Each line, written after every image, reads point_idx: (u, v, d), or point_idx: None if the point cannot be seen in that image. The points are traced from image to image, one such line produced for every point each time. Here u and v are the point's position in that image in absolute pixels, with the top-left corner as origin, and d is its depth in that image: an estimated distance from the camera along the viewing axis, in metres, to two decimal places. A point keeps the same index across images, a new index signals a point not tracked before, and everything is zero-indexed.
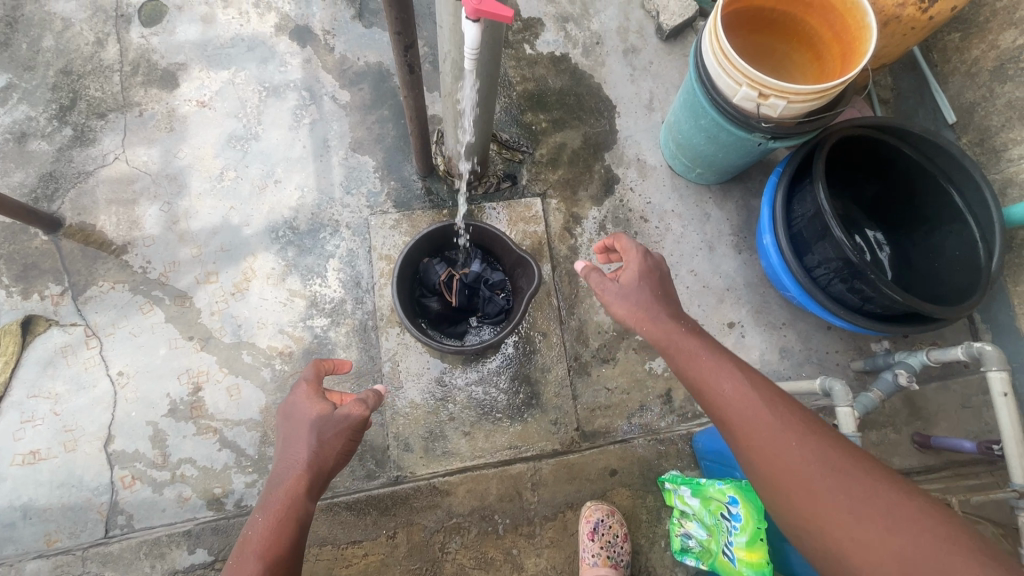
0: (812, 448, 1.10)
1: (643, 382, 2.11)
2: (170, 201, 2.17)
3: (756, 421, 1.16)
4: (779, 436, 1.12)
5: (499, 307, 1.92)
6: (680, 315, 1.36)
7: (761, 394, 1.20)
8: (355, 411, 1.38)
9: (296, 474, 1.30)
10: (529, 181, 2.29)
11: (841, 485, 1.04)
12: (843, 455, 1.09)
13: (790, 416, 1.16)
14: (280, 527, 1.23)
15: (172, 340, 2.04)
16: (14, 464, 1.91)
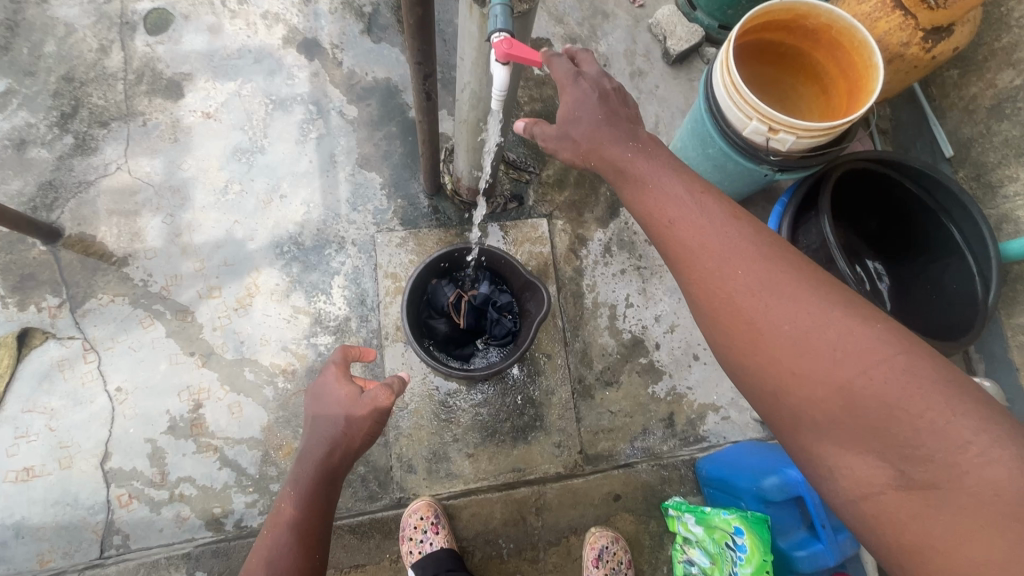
0: (766, 267, 1.01)
1: (646, 406, 2.13)
2: (173, 213, 2.14)
3: (702, 244, 1.07)
4: (729, 263, 1.04)
5: (506, 329, 1.91)
6: (625, 126, 1.22)
7: (713, 208, 1.10)
8: (383, 396, 1.44)
9: (325, 451, 1.38)
10: (536, 202, 2.29)
11: (798, 319, 0.95)
12: (796, 269, 1.00)
13: (743, 230, 1.06)
14: (313, 497, 1.34)
15: (173, 356, 2.01)
16: (7, 480, 1.86)
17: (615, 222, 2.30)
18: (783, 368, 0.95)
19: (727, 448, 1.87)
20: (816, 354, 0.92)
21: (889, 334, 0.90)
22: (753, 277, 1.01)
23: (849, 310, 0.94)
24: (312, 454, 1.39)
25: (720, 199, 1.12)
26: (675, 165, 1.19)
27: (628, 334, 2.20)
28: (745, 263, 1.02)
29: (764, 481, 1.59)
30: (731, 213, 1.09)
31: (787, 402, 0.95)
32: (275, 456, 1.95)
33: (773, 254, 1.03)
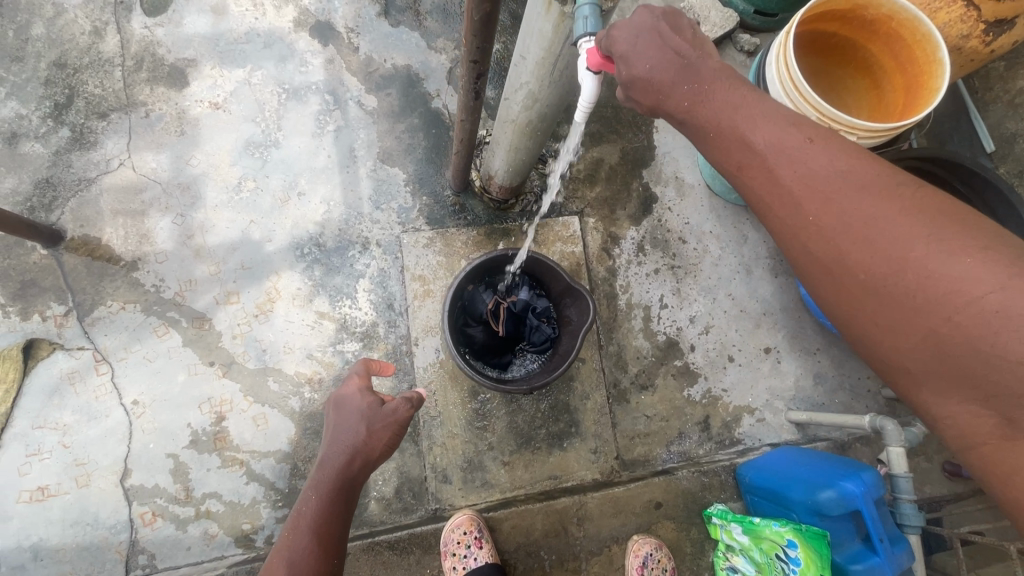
0: (843, 209, 0.91)
1: (682, 409, 2.08)
2: (183, 212, 2.00)
3: (780, 183, 0.97)
4: (802, 211, 0.95)
5: (545, 336, 1.85)
6: (689, 70, 0.98)
7: (783, 140, 0.96)
8: (404, 408, 1.38)
9: (344, 461, 1.31)
10: (566, 199, 2.19)
11: (877, 265, 0.89)
12: (878, 200, 0.90)
13: (817, 164, 0.94)
14: (331, 506, 1.28)
15: (191, 366, 1.90)
16: (20, 501, 1.76)
17: (649, 219, 2.22)
18: (867, 317, 0.93)
19: (768, 454, 1.88)
20: (899, 302, 0.88)
21: (987, 263, 0.81)
22: (830, 222, 0.93)
23: (939, 242, 0.85)
24: (330, 463, 1.31)
25: (789, 127, 0.97)
26: (736, 86, 1.00)
27: (663, 336, 2.14)
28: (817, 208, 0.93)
29: (819, 494, 1.56)
30: (802, 144, 0.96)
31: (874, 347, 0.94)
32: (304, 469, 1.87)
33: (850, 189, 0.92)
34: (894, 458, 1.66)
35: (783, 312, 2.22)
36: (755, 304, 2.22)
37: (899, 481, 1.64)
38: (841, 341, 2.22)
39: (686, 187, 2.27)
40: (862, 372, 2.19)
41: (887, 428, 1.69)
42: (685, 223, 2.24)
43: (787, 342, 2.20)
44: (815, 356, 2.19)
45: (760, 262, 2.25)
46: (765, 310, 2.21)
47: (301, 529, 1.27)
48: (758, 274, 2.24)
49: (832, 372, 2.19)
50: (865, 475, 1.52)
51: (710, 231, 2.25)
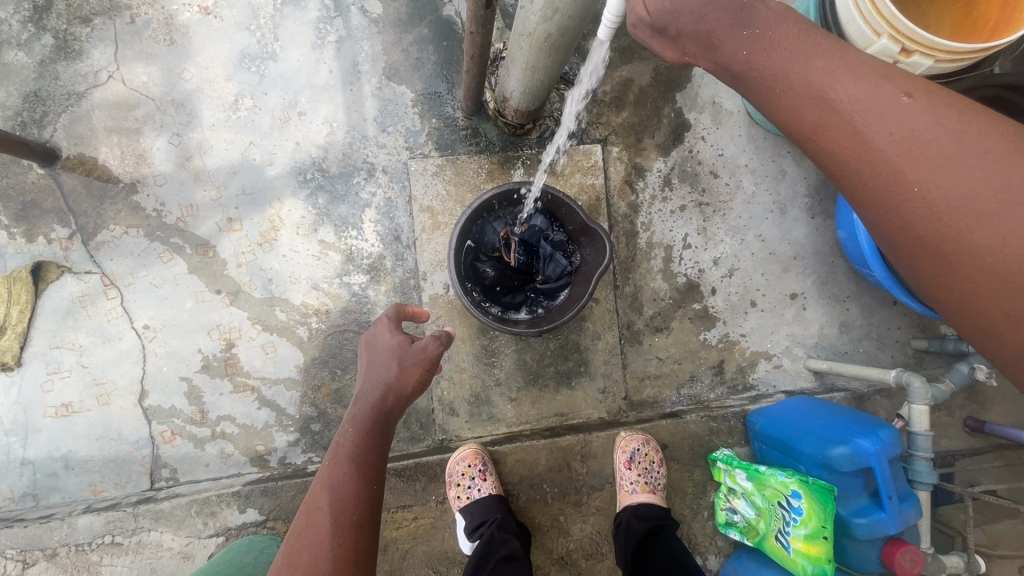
0: (952, 178, 0.80)
1: (696, 353, 2.02)
2: (180, 132, 1.90)
3: (880, 146, 0.84)
4: (904, 183, 0.83)
5: (563, 271, 1.76)
6: (742, 9, 0.90)
7: (869, 94, 0.85)
8: (433, 344, 1.36)
9: (380, 395, 1.29)
10: (588, 125, 2.00)
11: (998, 241, 0.78)
12: (998, 164, 0.79)
13: (917, 125, 0.83)
14: (371, 436, 1.25)
15: (198, 293, 1.89)
16: (47, 416, 1.84)
17: (678, 150, 2.03)
18: (984, 307, 0.81)
19: (782, 404, 1.84)
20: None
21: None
22: (940, 194, 0.81)
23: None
24: (366, 398, 1.29)
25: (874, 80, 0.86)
26: (800, 30, 0.91)
27: (683, 278, 2.02)
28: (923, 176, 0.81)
29: (831, 450, 1.50)
30: (897, 99, 0.84)
31: (988, 337, 0.83)
32: (314, 396, 1.90)
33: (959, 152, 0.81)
34: (915, 416, 1.60)
35: (815, 256, 2.07)
36: (786, 246, 2.06)
37: (916, 438, 1.59)
38: (873, 288, 2.08)
39: (723, 114, 2.05)
40: (892, 323, 2.07)
41: (913, 386, 1.59)
42: (717, 155, 2.04)
43: (816, 288, 2.06)
44: (844, 304, 2.07)
45: (796, 202, 2.07)
46: (797, 253, 2.06)
47: (340, 457, 1.23)
48: (793, 214, 2.07)
49: (859, 321, 2.07)
50: (882, 434, 1.46)
51: (745, 164, 2.05)
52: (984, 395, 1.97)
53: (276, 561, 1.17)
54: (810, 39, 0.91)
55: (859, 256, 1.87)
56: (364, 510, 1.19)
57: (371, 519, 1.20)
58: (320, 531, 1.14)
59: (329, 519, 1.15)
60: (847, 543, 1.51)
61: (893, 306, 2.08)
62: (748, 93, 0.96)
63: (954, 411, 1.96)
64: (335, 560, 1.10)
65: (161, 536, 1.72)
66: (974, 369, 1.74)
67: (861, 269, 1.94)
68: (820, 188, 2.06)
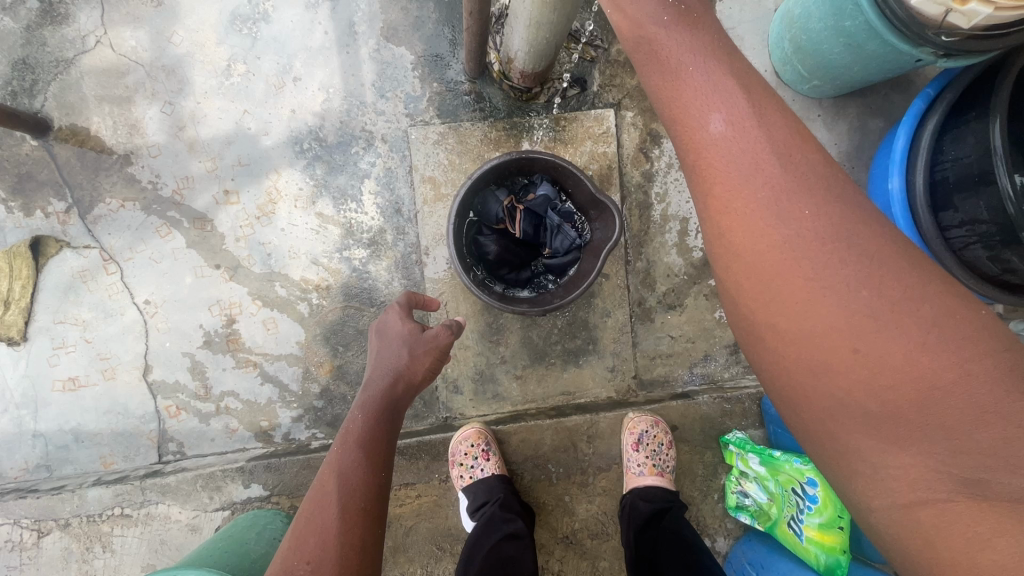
0: (831, 237, 0.80)
1: (710, 331, 1.92)
2: (171, 100, 1.83)
3: (772, 186, 0.83)
4: (789, 225, 0.81)
5: (572, 244, 1.66)
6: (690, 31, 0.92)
7: (771, 136, 0.85)
8: (444, 334, 1.34)
9: (389, 382, 1.27)
10: (600, 88, 1.87)
11: (866, 304, 0.76)
12: (893, 267, 0.78)
13: (807, 179, 0.83)
14: (381, 422, 1.23)
15: (197, 268, 1.85)
16: (55, 390, 1.86)
17: None
18: (840, 370, 0.76)
19: None
20: (887, 352, 0.74)
21: (1002, 382, 0.69)
22: (818, 245, 0.80)
23: (948, 335, 0.73)
24: (376, 384, 1.27)
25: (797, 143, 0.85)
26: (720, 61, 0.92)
27: (700, 253, 1.91)
28: (820, 250, 0.79)
29: None
30: (793, 153, 0.85)
31: (832, 405, 0.78)
32: (317, 372, 1.87)
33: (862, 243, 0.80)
34: None
35: None
36: None
37: None
38: None
39: None
40: None
41: None
42: None
43: None
44: None
45: None
46: None
47: (348, 443, 1.19)
48: None
49: None
50: None
51: None
52: None
53: (281, 546, 1.13)
54: (728, 72, 0.92)
55: None
56: (372, 498, 1.15)
57: (379, 506, 1.16)
58: (328, 516, 1.10)
59: (336, 504, 1.11)
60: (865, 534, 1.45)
61: None
62: (661, 102, 0.94)
63: None
64: (342, 545, 1.07)
65: (168, 509, 1.74)
66: None
67: None
68: (852, 155, 1.91)
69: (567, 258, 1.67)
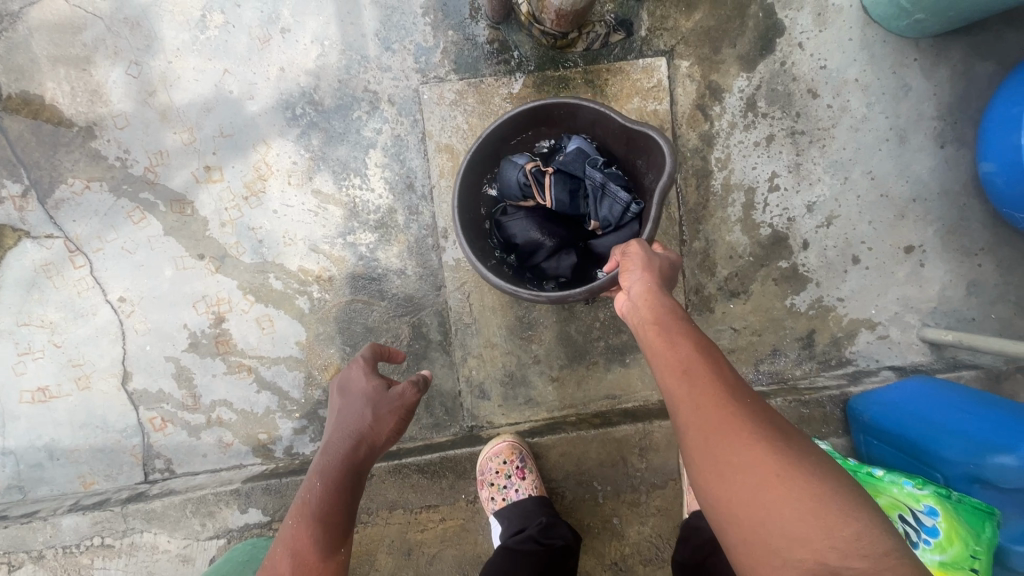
0: (693, 361, 0.84)
1: (780, 322, 1.63)
2: (138, 59, 1.54)
3: (663, 327, 0.91)
4: (669, 345, 0.88)
5: (624, 210, 1.31)
6: (649, 279, 0.98)
7: (667, 321, 0.91)
8: (412, 390, 1.11)
9: (348, 447, 1.03)
10: (649, 32, 1.55)
11: (706, 416, 0.79)
12: (754, 428, 0.76)
13: (687, 356, 0.85)
14: (338, 492, 0.98)
15: (178, 259, 1.59)
16: (24, 402, 1.62)
17: (766, 62, 1.56)
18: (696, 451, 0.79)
19: (897, 386, 1.43)
20: (714, 452, 0.76)
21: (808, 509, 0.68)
22: (687, 362, 0.84)
23: (770, 458, 0.73)
24: (332, 448, 1.03)
25: (722, 389, 0.81)
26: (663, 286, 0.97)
27: (768, 229, 1.61)
28: (703, 434, 0.78)
29: (988, 459, 1.14)
30: (680, 339, 0.88)
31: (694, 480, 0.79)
32: (321, 378, 1.61)
33: (757, 437, 0.75)
34: None
35: (941, 197, 1.61)
36: (903, 186, 1.61)
37: None
38: (1016, 238, 1.62)
39: (828, 13, 1.56)
40: None
41: None
42: (818, 67, 1.57)
43: (939, 239, 1.62)
44: (975, 259, 1.62)
45: (921, 126, 1.59)
46: (916, 194, 1.61)
47: (303, 518, 0.95)
48: (914, 143, 1.60)
49: (994, 280, 1.63)
50: None
51: (855, 79, 1.58)
52: None
53: None
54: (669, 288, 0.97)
55: (1019, 192, 1.40)
56: None
57: None
58: None
59: None
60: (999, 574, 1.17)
61: None
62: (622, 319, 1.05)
63: None
64: None
65: (155, 538, 1.51)
66: None
67: (1011, 215, 1.48)
68: (954, 107, 1.58)
69: (621, 230, 1.32)
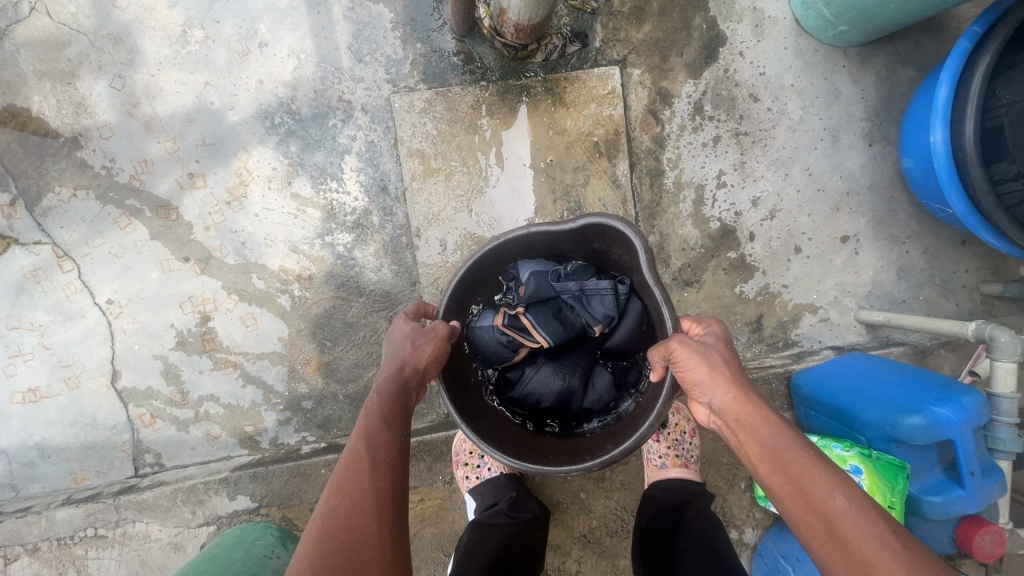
0: (815, 490, 0.84)
1: (731, 309, 1.77)
2: (121, 73, 1.63)
3: (769, 451, 0.91)
4: (782, 473, 0.88)
5: (614, 297, 1.34)
6: (735, 390, 0.99)
7: (774, 443, 0.91)
8: (445, 325, 1.19)
9: (395, 369, 1.09)
10: (603, 43, 1.68)
11: (849, 554, 0.78)
12: (903, 560, 0.75)
13: (807, 486, 0.85)
14: (391, 401, 1.04)
15: (164, 262, 1.67)
16: (15, 402, 1.68)
17: (711, 69, 1.71)
18: None
19: (833, 363, 1.59)
20: None
21: None
22: (812, 493, 0.84)
23: None
24: (382, 373, 1.09)
25: (855, 517, 0.80)
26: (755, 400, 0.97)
27: (717, 223, 1.75)
28: (851, 571, 0.77)
29: (900, 420, 1.27)
30: (794, 465, 0.88)
31: None
32: (304, 371, 1.70)
33: (911, 571, 0.74)
34: (998, 374, 1.34)
35: (872, 191, 1.77)
36: (837, 181, 1.77)
37: (999, 401, 1.35)
38: (939, 226, 1.78)
39: (765, 24, 1.71)
40: (960, 265, 1.79)
41: (999, 341, 1.33)
42: (758, 74, 1.72)
43: (871, 229, 1.78)
44: (903, 246, 1.79)
45: (852, 126, 1.75)
46: (850, 188, 1.77)
47: (364, 422, 0.99)
48: (846, 142, 1.76)
49: (921, 265, 1.79)
50: (965, 399, 1.24)
51: (791, 84, 1.73)
52: None
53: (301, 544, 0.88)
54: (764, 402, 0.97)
55: (934, 185, 1.55)
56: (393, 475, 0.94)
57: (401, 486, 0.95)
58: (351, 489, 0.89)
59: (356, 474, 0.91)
60: (915, 522, 1.31)
61: (962, 246, 1.79)
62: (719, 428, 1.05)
63: None
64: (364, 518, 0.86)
65: (147, 527, 1.59)
66: None
67: (931, 207, 1.64)
68: (880, 109, 1.74)
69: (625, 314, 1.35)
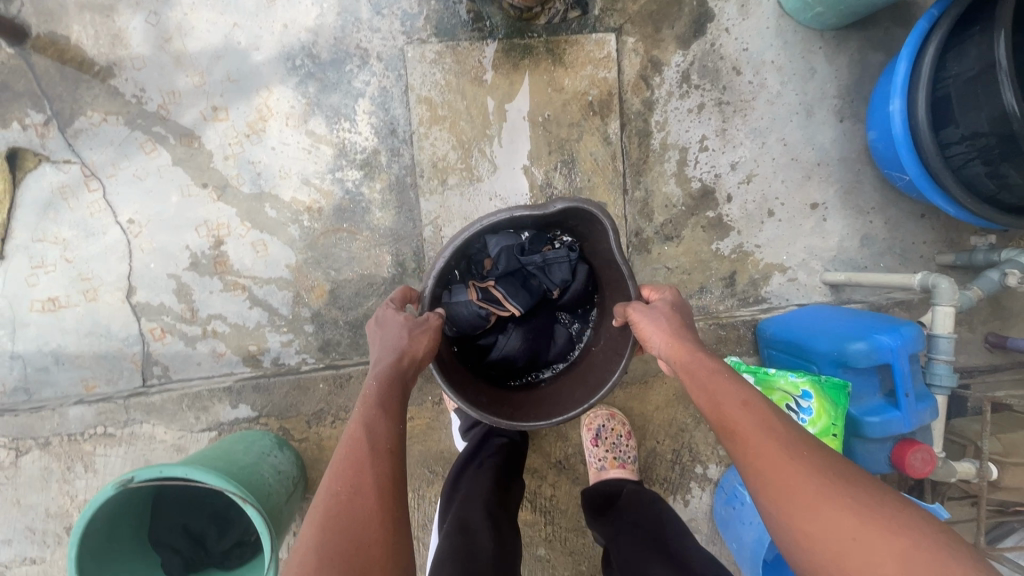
0: (743, 412, 1.02)
1: (707, 264, 1.91)
2: (156, 10, 1.76)
3: (705, 384, 1.08)
4: (715, 401, 1.05)
5: (568, 262, 1.51)
6: (676, 335, 1.17)
7: (710, 377, 1.08)
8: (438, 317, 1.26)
9: (395, 358, 1.14)
10: (602, 12, 1.84)
11: (767, 459, 0.95)
12: (809, 463, 0.93)
13: (733, 407, 1.03)
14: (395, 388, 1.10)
15: (184, 187, 1.79)
16: (34, 310, 1.79)
17: (699, 42, 1.86)
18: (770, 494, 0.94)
19: (798, 312, 1.72)
20: (784, 489, 0.92)
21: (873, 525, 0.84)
22: (739, 415, 1.01)
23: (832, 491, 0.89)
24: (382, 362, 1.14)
25: (772, 431, 0.98)
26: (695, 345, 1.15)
27: (698, 184, 1.90)
28: (768, 473, 0.94)
29: (848, 346, 1.41)
30: (728, 395, 1.05)
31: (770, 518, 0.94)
32: (308, 297, 1.82)
33: (814, 474, 0.92)
34: (939, 319, 1.51)
35: (840, 163, 1.93)
36: (810, 152, 1.92)
37: (938, 341, 1.52)
38: (900, 200, 1.95)
39: (750, 5, 1.88)
40: (918, 237, 1.95)
41: (941, 287, 1.50)
42: (742, 49, 1.88)
43: (838, 199, 1.94)
44: (867, 216, 1.94)
45: (825, 103, 1.91)
46: (821, 160, 1.92)
47: (369, 405, 1.05)
48: (819, 117, 1.92)
49: (882, 234, 1.95)
50: (906, 330, 1.37)
51: (772, 61, 1.89)
52: (1010, 310, 1.87)
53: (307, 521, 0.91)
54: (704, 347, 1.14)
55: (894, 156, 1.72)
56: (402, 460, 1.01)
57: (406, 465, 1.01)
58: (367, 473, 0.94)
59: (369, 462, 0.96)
60: (857, 444, 1.44)
61: (921, 219, 1.95)
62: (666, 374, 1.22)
63: (976, 327, 1.87)
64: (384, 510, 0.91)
65: (152, 429, 1.78)
66: (1007, 276, 1.67)
67: (892, 177, 1.80)
68: (851, 88, 1.91)
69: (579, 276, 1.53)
